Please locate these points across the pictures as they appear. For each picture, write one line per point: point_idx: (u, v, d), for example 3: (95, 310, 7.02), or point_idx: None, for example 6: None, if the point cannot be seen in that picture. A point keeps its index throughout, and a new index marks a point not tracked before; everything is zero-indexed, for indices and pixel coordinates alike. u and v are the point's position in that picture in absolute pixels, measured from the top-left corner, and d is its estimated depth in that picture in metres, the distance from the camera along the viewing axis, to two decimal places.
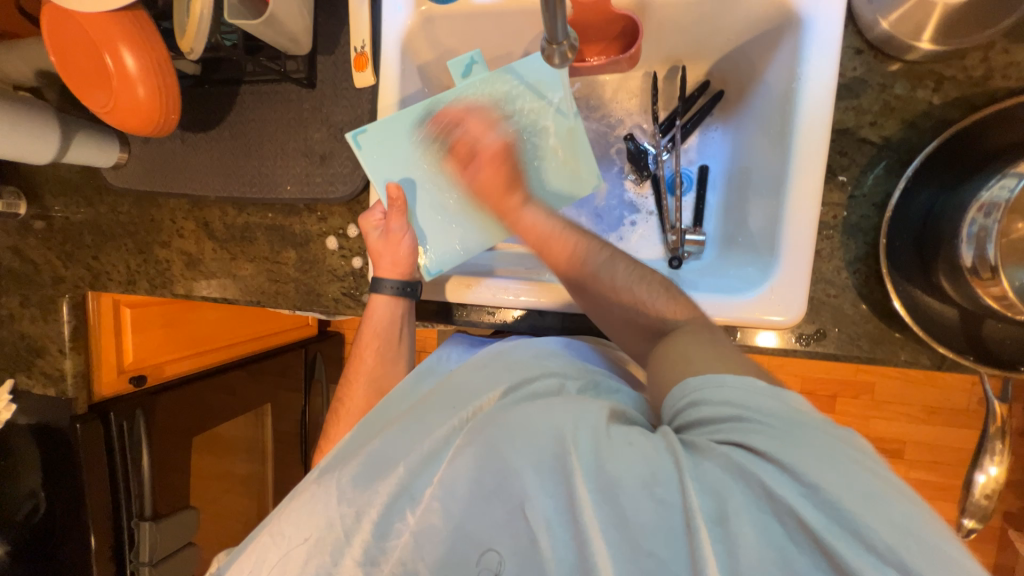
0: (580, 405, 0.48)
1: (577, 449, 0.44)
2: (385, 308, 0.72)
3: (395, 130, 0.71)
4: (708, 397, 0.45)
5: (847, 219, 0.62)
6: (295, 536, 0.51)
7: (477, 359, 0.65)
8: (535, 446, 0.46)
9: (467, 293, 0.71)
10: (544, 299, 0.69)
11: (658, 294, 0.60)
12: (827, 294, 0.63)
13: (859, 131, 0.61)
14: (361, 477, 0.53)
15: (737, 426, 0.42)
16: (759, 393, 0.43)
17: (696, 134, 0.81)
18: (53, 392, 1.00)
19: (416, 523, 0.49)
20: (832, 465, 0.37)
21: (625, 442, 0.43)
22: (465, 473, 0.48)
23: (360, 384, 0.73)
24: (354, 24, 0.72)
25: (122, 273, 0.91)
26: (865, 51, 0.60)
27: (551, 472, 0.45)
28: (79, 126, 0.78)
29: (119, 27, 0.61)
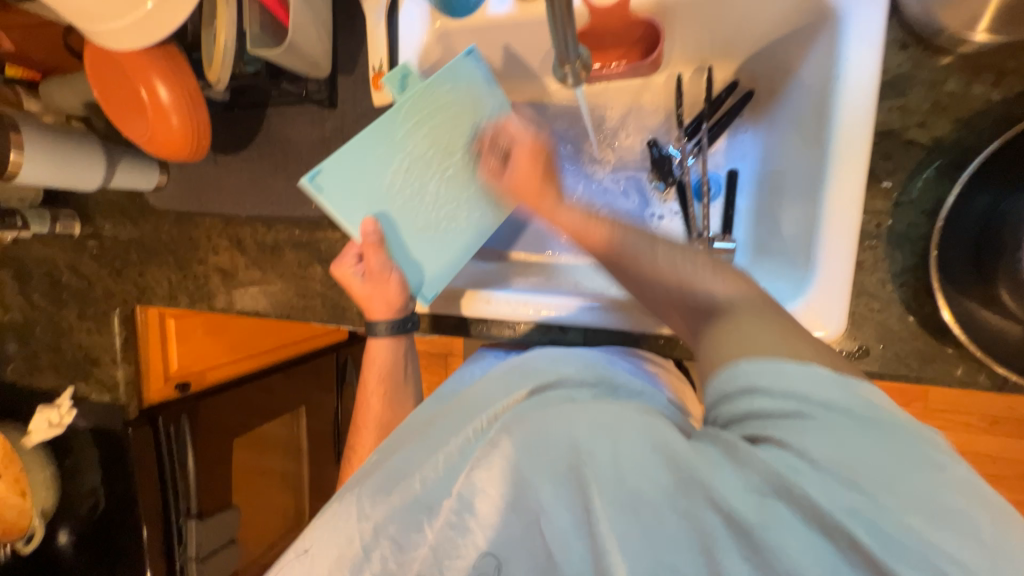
0: (598, 409, 0.45)
1: (594, 463, 0.43)
2: (385, 347, 0.74)
3: (350, 162, 0.63)
4: (763, 386, 0.39)
5: (893, 228, 0.57)
6: (318, 555, 0.53)
7: (496, 372, 0.63)
8: (549, 457, 0.45)
9: (481, 309, 0.72)
10: (555, 312, 0.69)
11: (704, 267, 0.49)
12: (870, 309, 0.58)
13: (906, 132, 0.56)
14: (381, 491, 0.53)
15: (794, 424, 0.37)
16: (812, 371, 0.38)
17: (724, 137, 0.78)
18: (109, 399, 1.08)
19: (434, 537, 0.50)
20: (889, 472, 0.34)
21: (647, 450, 0.41)
22: (484, 482, 0.48)
23: (369, 430, 0.73)
24: (372, 43, 0.72)
25: (165, 290, 0.96)
26: (911, 45, 0.55)
27: (567, 485, 0.44)
28: (123, 153, 0.83)
29: (153, 62, 0.64)
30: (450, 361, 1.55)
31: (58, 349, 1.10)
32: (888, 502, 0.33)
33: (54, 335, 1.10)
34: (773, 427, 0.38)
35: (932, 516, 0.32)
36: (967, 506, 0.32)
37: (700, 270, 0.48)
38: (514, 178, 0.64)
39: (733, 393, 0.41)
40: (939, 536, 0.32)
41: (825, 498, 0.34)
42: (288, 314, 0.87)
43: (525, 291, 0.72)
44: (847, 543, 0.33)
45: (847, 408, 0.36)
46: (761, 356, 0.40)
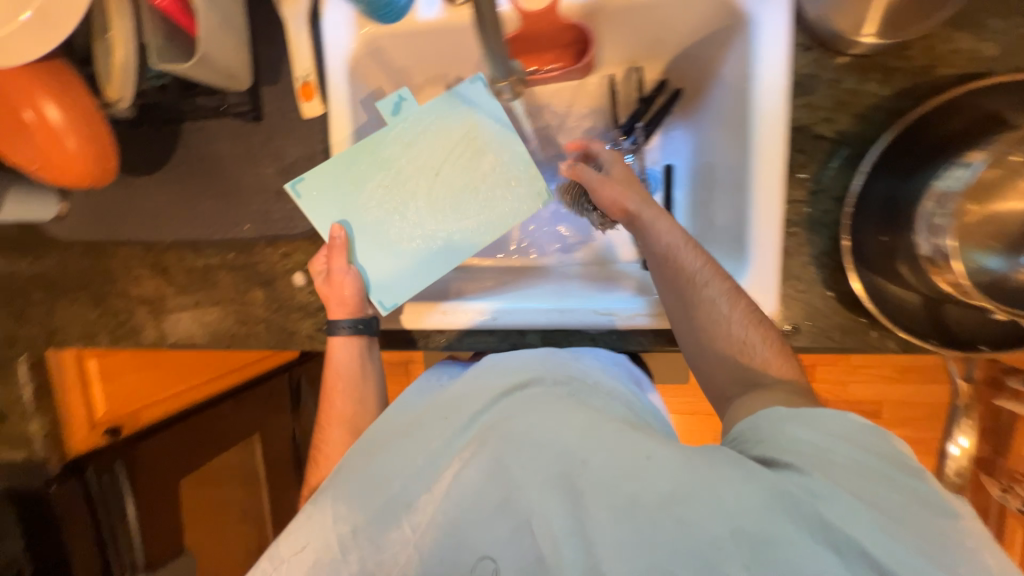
0: (590, 426, 0.51)
1: (586, 472, 0.48)
2: (346, 345, 0.70)
3: (328, 177, 0.70)
4: (801, 433, 0.48)
5: (810, 215, 0.62)
6: (298, 549, 0.53)
7: (469, 375, 0.62)
8: (542, 464, 0.49)
9: (438, 320, 0.70)
10: (501, 318, 0.70)
11: (727, 294, 0.60)
12: (796, 290, 0.63)
13: (815, 127, 0.61)
14: (372, 501, 0.53)
15: (814, 460, 0.46)
16: (838, 423, 0.49)
17: (658, 134, 0.81)
18: (24, 457, 0.99)
19: (416, 538, 0.51)
20: (868, 488, 0.44)
21: (646, 458, 0.47)
22: (477, 487, 0.50)
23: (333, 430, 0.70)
24: (294, 52, 0.68)
25: (80, 330, 0.86)
26: (813, 48, 0.60)
27: (561, 491, 0.48)
28: (11, 182, 0.73)
29: (38, 80, 0.57)
30: (412, 369, 1.52)
31: None
32: (874, 520, 0.42)
33: None
34: (792, 459, 0.47)
35: (903, 529, 0.41)
36: (953, 562, 0.40)
37: (723, 300, 0.59)
38: (602, 205, 0.66)
39: (764, 436, 0.50)
40: (909, 544, 0.41)
41: (834, 515, 0.42)
42: (230, 344, 0.81)
43: (472, 297, 0.72)
44: (831, 545, 0.41)
45: (848, 441, 0.47)
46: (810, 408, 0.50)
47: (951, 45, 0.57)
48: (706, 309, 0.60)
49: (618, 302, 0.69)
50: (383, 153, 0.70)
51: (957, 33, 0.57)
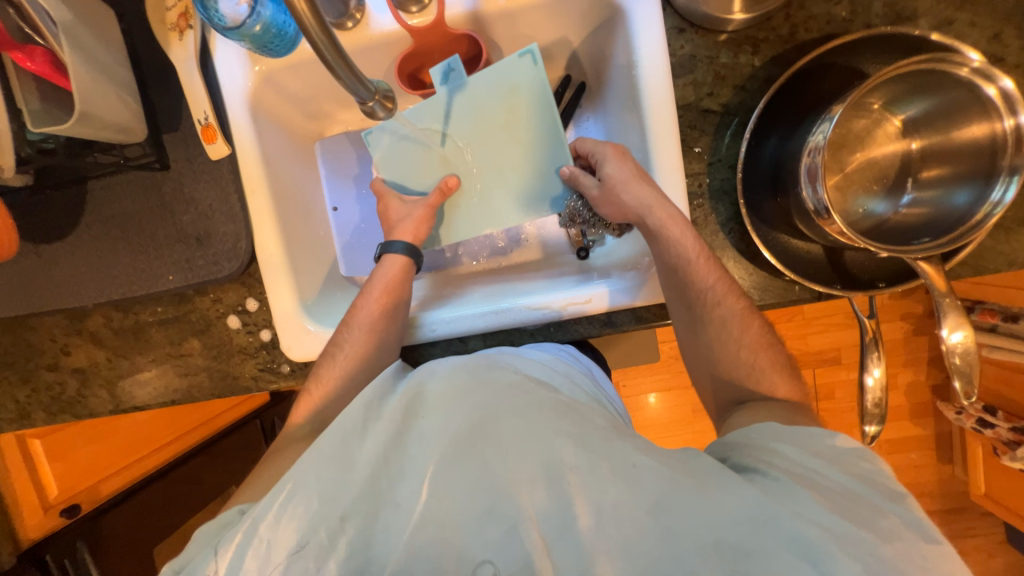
0: (582, 427, 0.52)
1: (578, 473, 0.49)
2: (398, 269, 0.71)
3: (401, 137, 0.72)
4: (786, 452, 0.51)
5: (711, 184, 0.65)
6: (275, 547, 0.47)
7: (456, 368, 0.61)
8: (534, 464, 0.50)
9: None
10: (448, 326, 0.71)
11: (737, 314, 0.64)
12: (711, 258, 0.66)
13: (701, 103, 0.64)
14: (358, 500, 0.49)
15: (802, 475, 0.47)
16: (823, 445, 0.51)
17: (571, 128, 0.84)
18: None
19: (408, 537, 0.48)
20: (853, 509, 0.44)
21: (630, 464, 0.49)
22: (466, 487, 0.50)
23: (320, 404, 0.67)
24: (190, 96, 0.67)
25: (12, 412, 0.82)
26: (687, 29, 0.63)
27: (552, 494, 0.49)
28: None
29: None
30: None
31: None
32: (860, 533, 0.41)
33: None
34: (784, 474, 0.48)
35: (892, 542, 0.41)
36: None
37: (734, 322, 0.64)
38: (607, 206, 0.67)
39: (761, 445, 0.53)
40: (892, 555, 0.40)
41: (819, 525, 0.41)
42: (174, 399, 0.79)
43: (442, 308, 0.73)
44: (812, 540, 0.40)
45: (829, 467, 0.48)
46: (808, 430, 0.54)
47: (806, 11, 0.61)
48: (710, 321, 0.65)
49: (549, 296, 0.70)
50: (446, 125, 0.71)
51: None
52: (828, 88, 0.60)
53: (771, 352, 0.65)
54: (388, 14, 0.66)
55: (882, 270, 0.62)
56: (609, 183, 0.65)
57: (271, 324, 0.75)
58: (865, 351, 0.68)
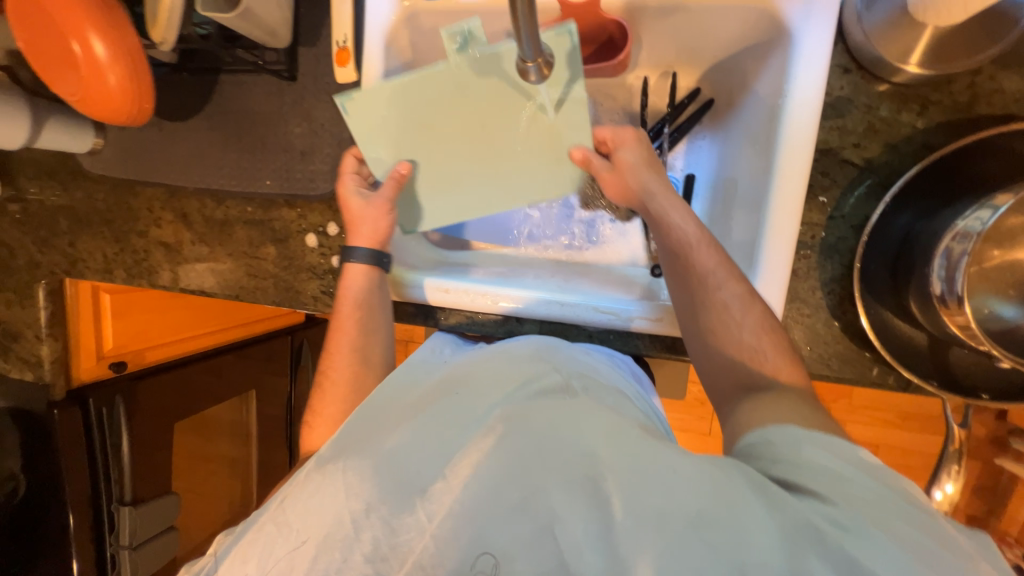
0: (611, 424, 0.50)
1: (612, 474, 0.46)
2: (360, 274, 0.70)
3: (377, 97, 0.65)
4: (807, 447, 0.46)
5: (825, 240, 0.61)
6: (300, 532, 0.47)
7: (486, 359, 0.63)
8: (563, 462, 0.48)
9: (436, 298, 0.73)
10: (514, 304, 0.70)
11: (738, 298, 0.59)
12: (801, 314, 0.62)
13: (842, 151, 0.59)
14: (387, 485, 0.49)
15: (837, 486, 0.42)
16: (849, 448, 0.46)
17: (684, 143, 0.81)
18: (30, 378, 0.99)
19: (435, 527, 0.46)
20: (898, 527, 0.39)
21: (670, 471, 0.44)
22: (495, 479, 0.48)
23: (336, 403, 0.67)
24: (336, 18, 0.69)
25: (101, 265, 0.89)
26: (853, 71, 0.59)
27: (581, 494, 0.46)
28: (50, 112, 0.75)
29: (87, 11, 0.58)
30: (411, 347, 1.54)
31: None
32: (907, 564, 0.37)
33: None
34: (811, 484, 0.43)
35: None
36: None
37: (735, 305, 0.58)
38: (618, 183, 0.66)
39: (780, 453, 0.46)
40: None
41: (873, 563, 0.37)
42: (238, 295, 0.83)
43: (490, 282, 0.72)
44: None
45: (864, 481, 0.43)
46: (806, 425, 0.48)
47: (994, 83, 0.55)
48: (715, 312, 0.59)
49: (622, 303, 0.69)
50: (431, 103, 0.65)
51: (1002, 71, 0.55)
52: (994, 171, 0.54)
53: None
54: None
55: (990, 381, 0.57)
56: (623, 168, 0.66)
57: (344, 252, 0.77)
58: (942, 463, 0.63)
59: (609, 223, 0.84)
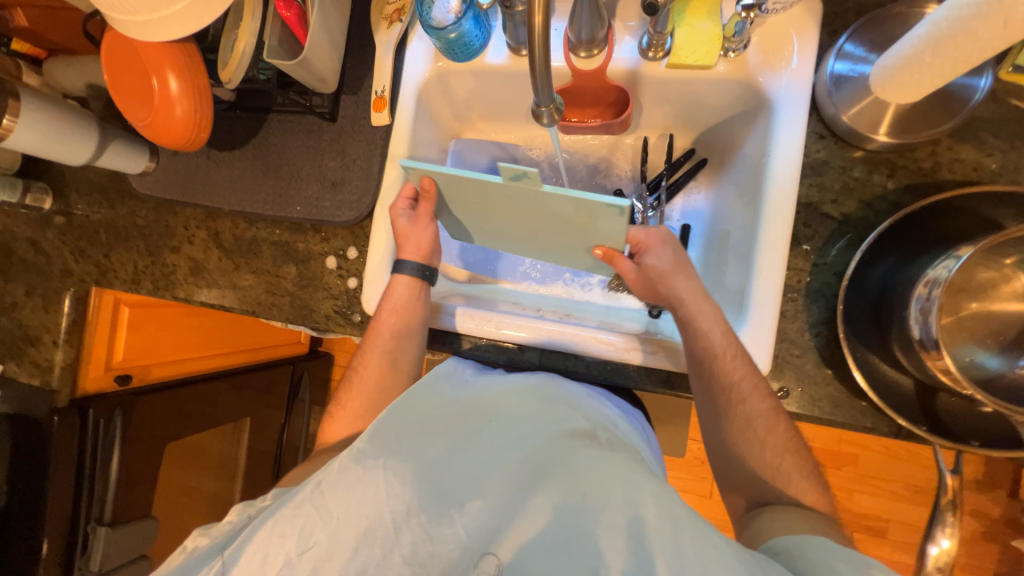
0: (662, 487, 0.53)
1: (659, 535, 0.49)
2: (405, 289, 0.74)
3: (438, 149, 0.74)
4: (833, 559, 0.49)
5: (810, 285, 0.65)
6: (345, 522, 0.54)
7: (518, 386, 0.67)
8: (608, 514, 0.52)
9: (451, 322, 0.78)
10: (516, 331, 0.74)
11: (763, 415, 0.63)
12: (791, 354, 0.65)
13: (822, 206, 0.65)
14: (433, 503, 0.57)
15: None
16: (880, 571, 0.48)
17: (681, 196, 0.88)
18: (38, 382, 1.02)
19: (471, 541, 0.55)
20: None
21: (710, 547, 0.47)
22: (536, 520, 0.55)
23: (360, 397, 0.75)
24: (378, 72, 0.80)
25: (129, 277, 0.94)
26: (827, 137, 0.66)
27: (624, 549, 0.50)
28: (115, 135, 0.84)
29: (167, 53, 0.68)
30: None
31: None
32: None
33: None
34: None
35: None
36: None
37: (759, 421, 0.63)
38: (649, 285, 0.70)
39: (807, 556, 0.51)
40: None
41: None
42: (255, 311, 0.87)
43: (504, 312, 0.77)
44: None
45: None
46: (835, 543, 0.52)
47: (954, 153, 0.62)
48: (738, 424, 0.64)
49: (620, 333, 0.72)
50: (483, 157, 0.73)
51: (959, 143, 0.62)
52: (960, 229, 0.59)
53: (801, 457, 0.64)
54: (561, 53, 0.74)
55: (976, 428, 0.58)
56: (655, 277, 0.69)
57: (360, 275, 0.82)
58: (937, 516, 0.63)
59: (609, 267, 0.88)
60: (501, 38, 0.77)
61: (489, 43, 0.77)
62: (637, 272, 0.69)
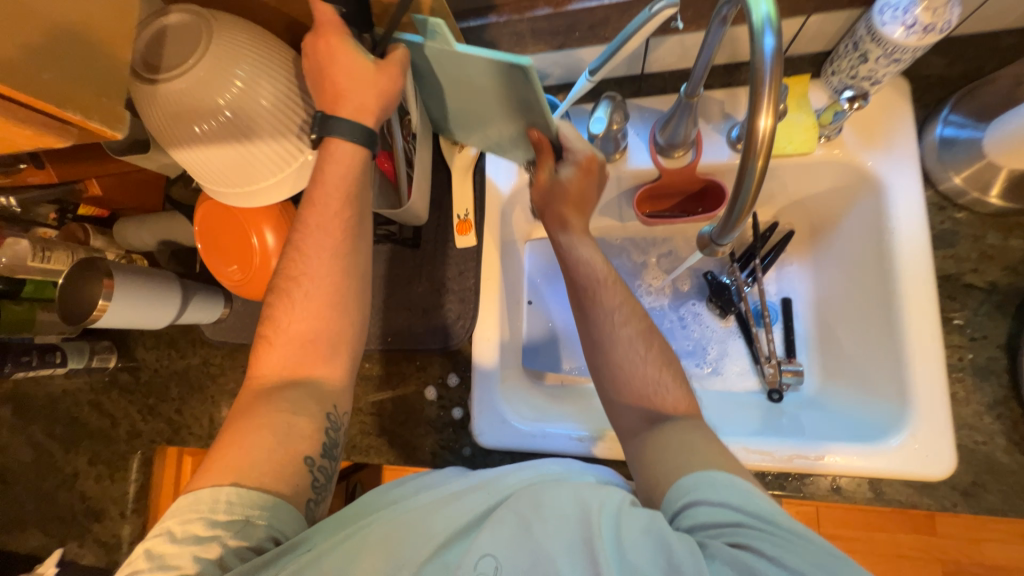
0: (602, 489, 0.50)
1: (601, 533, 0.46)
2: (344, 156, 0.56)
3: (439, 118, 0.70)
4: (702, 497, 0.48)
5: (975, 360, 0.62)
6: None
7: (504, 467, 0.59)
8: (560, 527, 0.47)
9: (487, 439, 0.73)
10: (570, 444, 0.71)
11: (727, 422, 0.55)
12: (975, 441, 0.60)
13: (963, 277, 0.64)
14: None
15: (741, 531, 0.45)
16: (729, 483, 0.49)
17: (774, 270, 0.84)
18: (104, 563, 0.92)
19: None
20: (797, 546, 0.44)
21: (642, 531, 0.46)
22: (495, 548, 0.47)
23: (315, 283, 0.59)
24: (459, 196, 0.79)
25: (208, 430, 0.89)
26: (948, 207, 0.65)
27: (579, 555, 0.45)
28: (195, 289, 0.83)
29: (268, 210, 0.68)
30: None
31: (53, 501, 0.95)
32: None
33: (54, 484, 0.96)
34: (723, 531, 0.45)
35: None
36: None
37: None
38: (545, 193, 0.65)
39: (690, 486, 0.50)
40: None
41: None
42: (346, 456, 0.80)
43: (566, 426, 0.73)
44: None
45: (765, 518, 0.46)
46: (696, 467, 0.51)
47: None
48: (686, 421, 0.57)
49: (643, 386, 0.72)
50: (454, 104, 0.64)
51: None
52: None
53: None
54: (646, 155, 0.74)
55: None
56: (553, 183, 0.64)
57: (465, 403, 0.77)
58: None
59: (691, 308, 0.86)
60: None
61: None
62: (549, 176, 0.64)
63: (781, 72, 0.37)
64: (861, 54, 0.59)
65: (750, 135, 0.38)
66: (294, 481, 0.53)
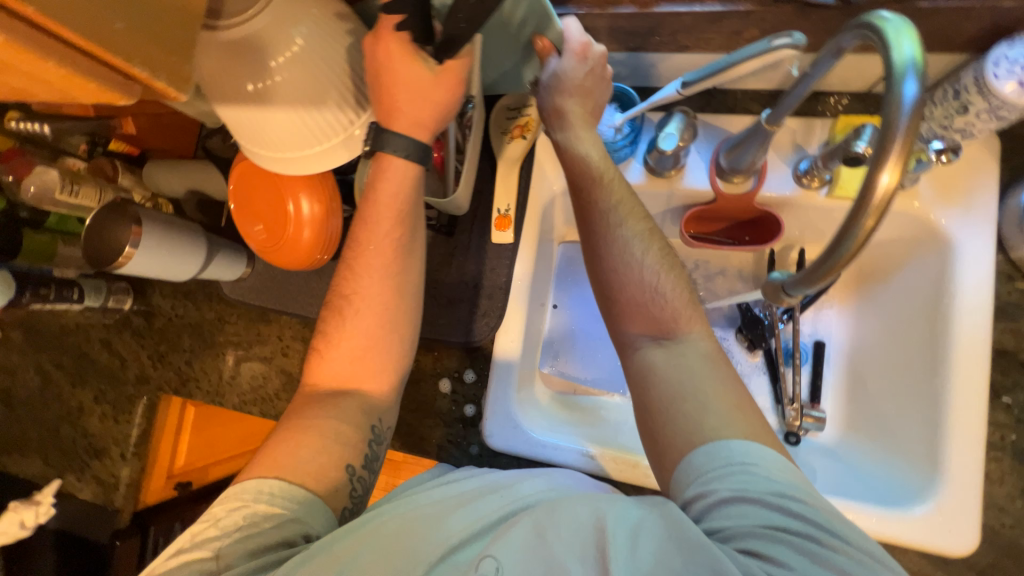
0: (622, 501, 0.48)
1: (614, 539, 0.43)
2: (398, 172, 0.58)
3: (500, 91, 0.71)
4: (718, 487, 0.45)
5: (1016, 442, 0.60)
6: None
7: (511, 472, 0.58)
8: (573, 534, 0.45)
9: (494, 440, 0.72)
10: (579, 458, 0.70)
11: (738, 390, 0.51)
12: (1001, 523, 0.59)
13: (1020, 354, 0.61)
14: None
15: (761, 529, 0.42)
16: (749, 469, 0.45)
17: (810, 311, 0.80)
18: (100, 500, 0.93)
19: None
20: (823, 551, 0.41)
21: (658, 535, 0.43)
22: (503, 544, 0.46)
23: (368, 301, 0.61)
24: (502, 189, 0.76)
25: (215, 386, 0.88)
26: (1017, 278, 0.62)
27: (591, 563, 0.43)
28: (220, 245, 0.81)
29: (307, 178, 0.66)
30: None
31: (56, 433, 0.96)
32: None
33: (59, 416, 0.96)
34: (742, 528, 0.42)
35: None
36: None
37: None
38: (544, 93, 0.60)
39: (706, 468, 0.46)
40: None
41: None
42: None
43: (574, 440, 0.72)
44: None
45: (786, 514, 0.43)
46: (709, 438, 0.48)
47: None
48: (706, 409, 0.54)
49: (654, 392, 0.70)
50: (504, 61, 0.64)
51: None
52: None
53: None
54: (703, 174, 0.71)
55: None
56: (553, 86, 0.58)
57: (478, 401, 0.75)
58: None
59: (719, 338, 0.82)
60: (636, 157, 0.72)
61: (626, 162, 0.72)
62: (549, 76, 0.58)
63: (918, 124, 0.37)
64: (961, 104, 0.55)
65: (870, 188, 0.38)
66: (315, 474, 0.53)
